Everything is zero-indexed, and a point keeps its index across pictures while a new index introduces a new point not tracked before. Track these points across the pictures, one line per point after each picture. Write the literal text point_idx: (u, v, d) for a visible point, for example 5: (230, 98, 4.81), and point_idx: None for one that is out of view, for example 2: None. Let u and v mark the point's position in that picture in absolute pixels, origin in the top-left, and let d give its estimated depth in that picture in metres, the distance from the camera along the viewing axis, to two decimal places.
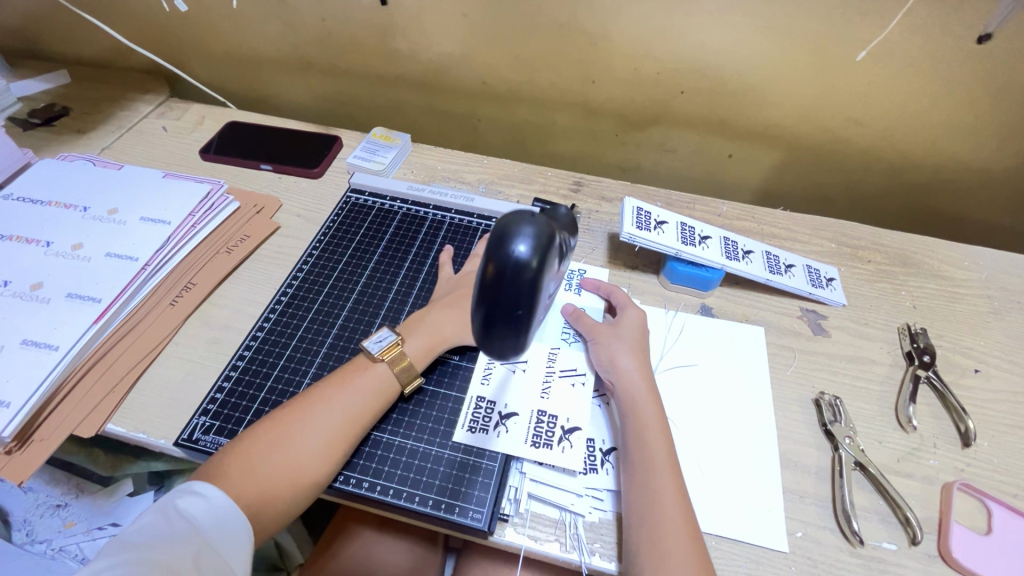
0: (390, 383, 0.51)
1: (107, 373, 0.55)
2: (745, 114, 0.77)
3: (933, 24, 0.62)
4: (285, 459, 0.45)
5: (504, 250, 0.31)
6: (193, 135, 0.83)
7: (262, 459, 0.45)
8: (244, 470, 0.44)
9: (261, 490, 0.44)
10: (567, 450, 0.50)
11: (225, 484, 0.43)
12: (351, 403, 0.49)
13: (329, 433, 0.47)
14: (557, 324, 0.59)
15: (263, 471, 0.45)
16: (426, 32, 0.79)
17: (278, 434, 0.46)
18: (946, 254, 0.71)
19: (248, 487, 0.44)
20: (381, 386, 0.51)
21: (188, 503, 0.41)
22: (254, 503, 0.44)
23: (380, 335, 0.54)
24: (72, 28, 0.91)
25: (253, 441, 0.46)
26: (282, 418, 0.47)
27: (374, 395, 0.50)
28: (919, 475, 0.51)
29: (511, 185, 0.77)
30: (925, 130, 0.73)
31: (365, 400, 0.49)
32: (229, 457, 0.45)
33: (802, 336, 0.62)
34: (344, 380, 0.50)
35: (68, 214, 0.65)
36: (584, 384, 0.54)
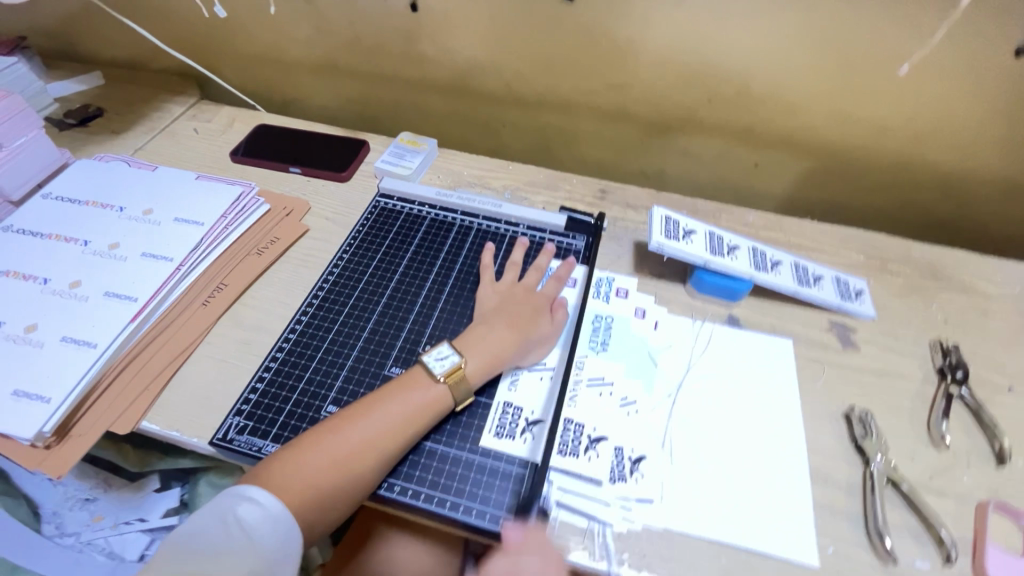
0: (445, 401, 0.51)
1: (142, 372, 0.56)
2: (773, 123, 0.77)
3: (970, 33, 0.62)
4: (340, 470, 0.45)
5: None
6: (224, 137, 0.85)
7: (315, 472, 0.45)
8: (299, 479, 0.44)
9: (315, 500, 0.44)
10: (593, 460, 0.51)
11: (280, 492, 0.44)
12: (403, 416, 0.49)
13: (382, 448, 0.47)
14: (585, 332, 0.60)
15: (317, 484, 0.45)
16: (456, 38, 0.80)
17: (330, 444, 0.46)
18: (977, 268, 0.70)
19: (303, 497, 0.44)
20: (434, 400, 0.50)
21: (246, 512, 0.42)
22: (307, 513, 0.44)
23: (441, 352, 0.53)
24: (109, 31, 0.94)
25: (308, 448, 0.46)
26: (336, 427, 0.48)
27: (428, 411, 0.50)
28: (952, 494, 0.51)
29: (537, 191, 0.77)
30: (956, 142, 0.73)
31: (418, 414, 0.49)
32: (281, 465, 0.45)
33: (831, 349, 0.62)
34: (398, 392, 0.50)
35: (105, 214, 0.66)
36: (612, 393, 0.55)
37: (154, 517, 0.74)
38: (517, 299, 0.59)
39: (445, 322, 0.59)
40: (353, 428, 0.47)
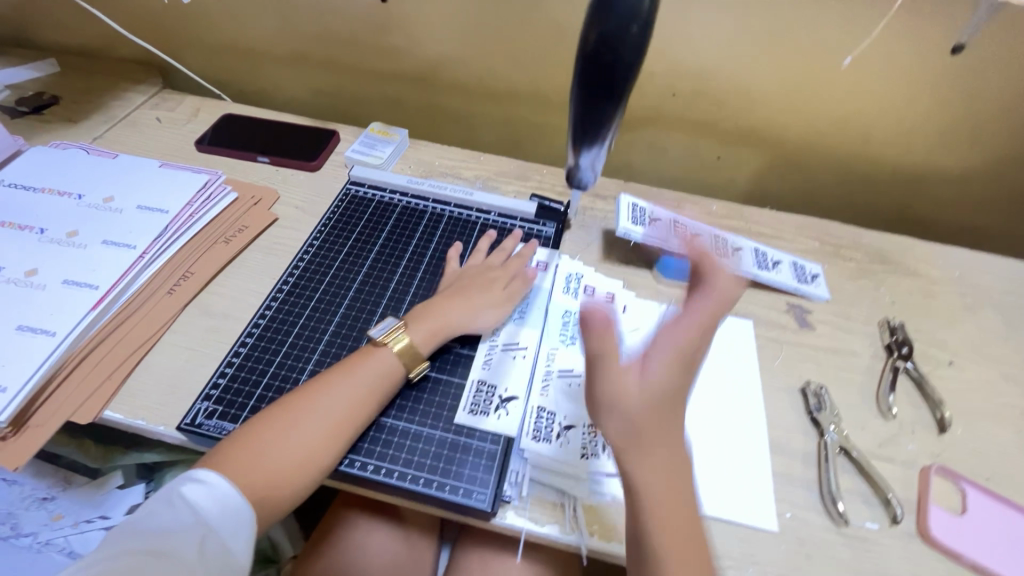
0: (395, 371, 0.52)
1: (104, 361, 0.54)
2: (734, 117, 0.80)
3: (910, 33, 0.66)
4: (291, 443, 0.46)
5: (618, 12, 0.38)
6: (187, 126, 0.83)
7: (268, 449, 0.45)
8: (253, 454, 0.45)
9: (266, 474, 0.44)
10: (566, 446, 0.50)
11: (233, 469, 0.44)
12: (356, 388, 0.49)
13: (333, 415, 0.48)
14: (557, 324, 0.60)
15: (270, 459, 0.45)
16: (426, 29, 0.80)
17: (283, 419, 0.47)
18: (921, 253, 0.75)
19: (257, 474, 0.44)
20: (387, 372, 0.51)
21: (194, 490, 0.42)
22: (262, 485, 0.44)
23: (385, 322, 0.55)
24: (64, 17, 0.90)
25: (263, 425, 0.47)
26: (289, 402, 0.48)
27: (381, 381, 0.51)
28: (899, 460, 0.54)
29: (508, 181, 0.78)
30: (902, 135, 0.77)
31: (370, 387, 0.50)
32: (234, 446, 0.45)
33: (788, 329, 0.65)
34: (349, 366, 0.51)
35: (62, 201, 0.64)
36: (581, 383, 0.54)
37: (118, 514, 0.70)
38: (469, 275, 0.61)
39: (417, 308, 0.60)
40: (306, 403, 0.48)
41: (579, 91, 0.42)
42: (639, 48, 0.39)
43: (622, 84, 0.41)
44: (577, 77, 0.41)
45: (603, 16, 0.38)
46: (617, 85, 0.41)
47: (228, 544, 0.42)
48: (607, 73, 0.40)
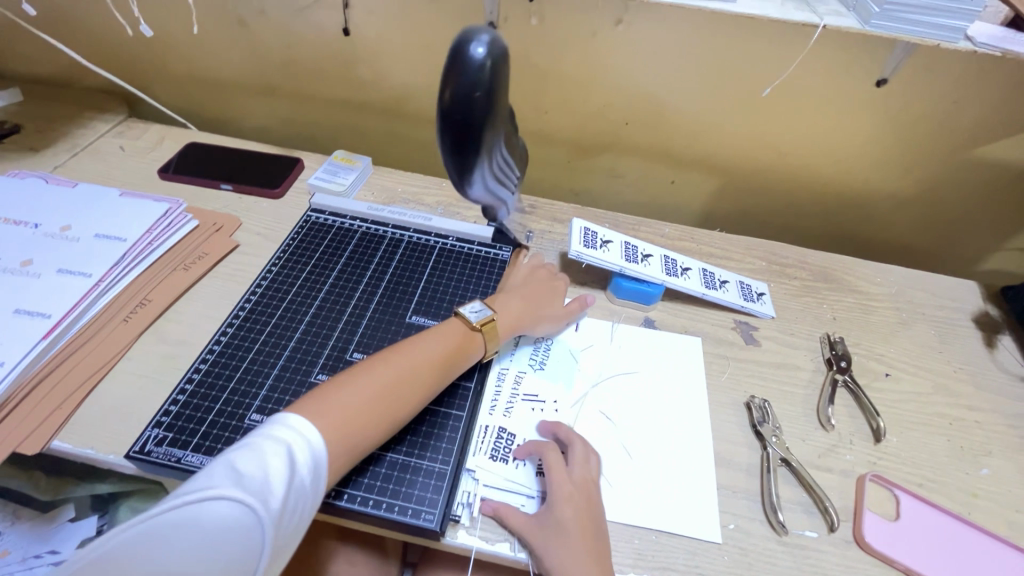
0: (478, 347, 0.57)
1: (55, 390, 0.54)
2: (683, 144, 0.85)
3: (837, 69, 0.71)
4: (379, 403, 0.48)
5: (471, 57, 0.42)
6: (151, 155, 0.84)
7: (371, 397, 0.48)
8: (357, 401, 0.47)
9: (354, 428, 0.46)
10: (521, 467, 0.53)
11: (330, 419, 0.45)
12: (445, 353, 0.54)
13: (425, 375, 0.52)
14: (527, 350, 0.63)
15: (374, 406, 0.48)
16: (388, 62, 0.83)
17: (383, 372, 0.50)
18: (860, 271, 0.79)
19: (361, 418, 0.47)
20: (470, 346, 0.56)
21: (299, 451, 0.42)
22: (365, 430, 0.47)
23: (474, 306, 0.59)
24: (29, 47, 0.91)
25: (352, 380, 0.49)
26: (387, 358, 0.52)
27: (465, 354, 0.56)
28: (837, 469, 0.57)
29: (468, 207, 0.81)
30: (839, 161, 0.82)
31: (452, 364, 0.54)
32: (334, 393, 0.47)
33: (735, 345, 0.67)
34: (444, 337, 0.55)
35: (18, 230, 0.64)
36: (543, 409, 0.58)
37: (69, 548, 0.68)
38: (539, 280, 0.65)
39: (373, 331, 0.61)
40: (398, 369, 0.51)
41: (445, 145, 0.47)
42: (489, 109, 0.44)
43: (479, 136, 0.45)
44: (440, 135, 0.46)
45: (452, 82, 0.42)
46: (474, 139, 0.45)
47: (302, 517, 0.41)
48: (464, 128, 0.45)
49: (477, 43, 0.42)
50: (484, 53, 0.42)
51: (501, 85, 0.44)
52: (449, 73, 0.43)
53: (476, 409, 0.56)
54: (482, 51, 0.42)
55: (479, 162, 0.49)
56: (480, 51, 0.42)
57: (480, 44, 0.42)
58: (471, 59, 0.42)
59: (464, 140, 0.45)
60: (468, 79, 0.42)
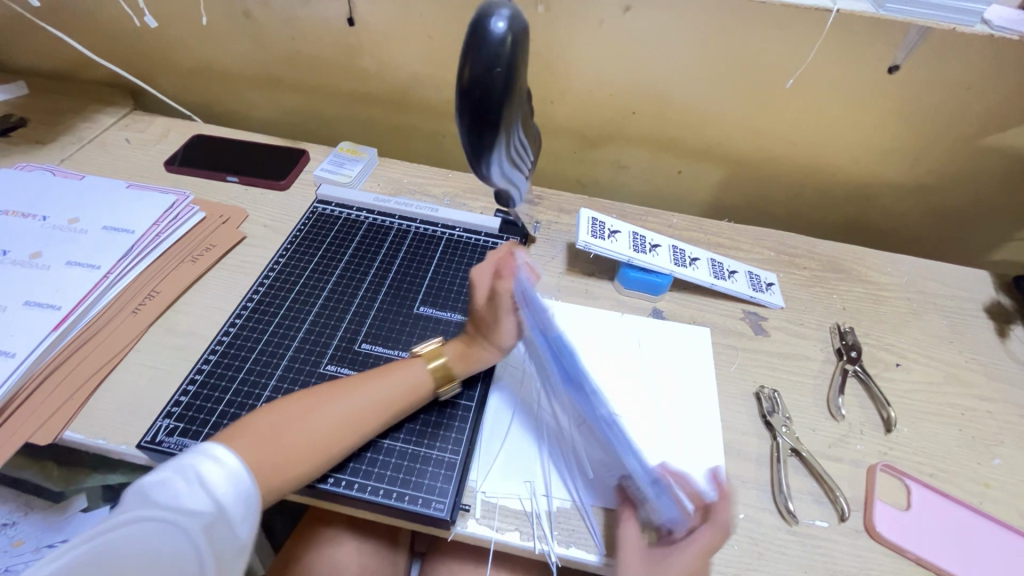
0: (423, 384, 0.52)
1: (66, 381, 0.54)
2: (691, 134, 0.84)
3: (848, 56, 0.70)
4: (310, 436, 0.46)
5: (493, 32, 0.40)
6: (157, 147, 0.84)
7: (288, 431, 0.45)
8: (271, 434, 0.45)
9: (277, 458, 0.44)
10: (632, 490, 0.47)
11: (250, 447, 0.43)
12: (388, 390, 0.50)
13: (356, 412, 0.48)
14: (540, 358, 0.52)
15: (288, 441, 0.45)
16: (392, 51, 0.83)
17: (313, 408, 0.47)
18: (870, 261, 0.78)
19: (270, 451, 0.44)
20: (419, 384, 0.52)
21: (211, 470, 0.38)
22: (272, 464, 0.43)
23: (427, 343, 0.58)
24: (34, 40, 0.91)
25: (275, 411, 0.47)
26: (328, 394, 0.49)
27: (411, 394, 0.51)
28: (847, 459, 0.56)
29: (475, 198, 0.80)
30: (848, 149, 0.81)
31: (397, 399, 0.50)
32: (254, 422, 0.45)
33: (744, 336, 0.67)
34: (390, 372, 0.52)
35: (27, 223, 0.64)
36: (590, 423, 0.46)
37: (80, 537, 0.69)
38: None
39: (381, 323, 0.61)
40: (332, 403, 0.48)
41: (463, 125, 0.44)
42: (509, 85, 0.42)
43: (501, 114, 0.43)
44: (459, 115, 0.43)
45: (472, 59, 0.41)
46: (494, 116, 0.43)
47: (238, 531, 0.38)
48: (485, 109, 0.43)
49: (498, 17, 0.40)
50: (505, 27, 0.41)
51: (520, 60, 0.42)
52: (469, 50, 0.41)
53: (484, 400, 0.56)
54: (503, 25, 0.40)
55: (497, 146, 0.46)
56: (499, 24, 0.40)
57: (501, 18, 0.40)
58: (493, 33, 0.40)
59: (485, 119, 0.43)
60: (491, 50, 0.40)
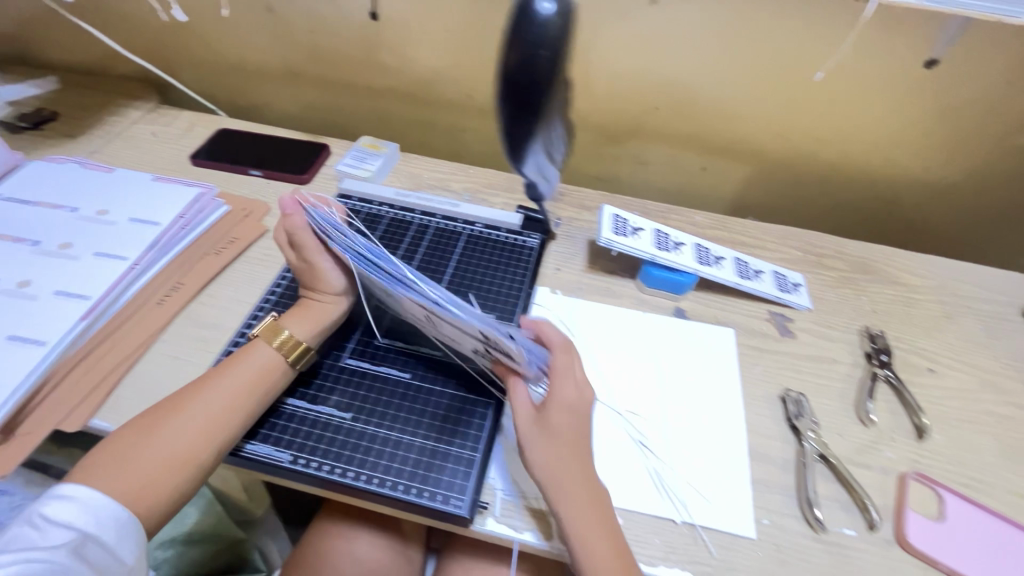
0: (280, 372, 0.51)
1: (93, 370, 0.55)
2: (716, 130, 0.82)
3: (883, 49, 0.68)
4: (165, 447, 0.45)
5: (538, 14, 0.45)
6: (182, 141, 0.85)
7: (142, 454, 0.44)
8: (127, 465, 0.43)
9: (136, 479, 0.43)
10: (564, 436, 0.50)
11: (103, 479, 0.42)
12: (218, 393, 0.48)
13: (210, 417, 0.47)
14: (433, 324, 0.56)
15: (143, 464, 0.44)
16: (413, 45, 0.82)
17: (166, 424, 0.46)
18: (902, 262, 0.76)
19: (132, 478, 0.43)
20: (270, 364, 0.51)
21: (60, 510, 0.40)
22: (140, 492, 0.43)
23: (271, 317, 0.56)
24: (66, 36, 0.93)
25: (128, 436, 0.45)
26: (185, 402, 0.47)
27: (263, 384, 0.50)
28: (877, 466, 0.55)
29: (494, 194, 0.80)
30: (881, 146, 0.79)
31: (250, 383, 0.49)
32: (109, 453, 0.44)
33: (769, 337, 0.65)
34: (222, 370, 0.50)
35: (57, 214, 0.66)
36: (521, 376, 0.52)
37: None
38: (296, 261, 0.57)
39: None
40: (183, 410, 0.47)
41: (508, 104, 0.50)
42: (554, 67, 0.47)
43: (543, 94, 0.49)
44: (506, 93, 0.49)
45: (519, 43, 0.46)
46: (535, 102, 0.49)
47: (113, 548, 0.40)
48: (529, 89, 0.48)
49: (543, 0, 0.45)
50: (549, 9, 0.45)
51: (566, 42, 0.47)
52: (517, 34, 0.46)
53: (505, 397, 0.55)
54: (550, 7, 0.45)
55: (538, 131, 0.53)
56: (547, 6, 0.45)
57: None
58: (539, 16, 0.45)
59: (527, 102, 0.49)
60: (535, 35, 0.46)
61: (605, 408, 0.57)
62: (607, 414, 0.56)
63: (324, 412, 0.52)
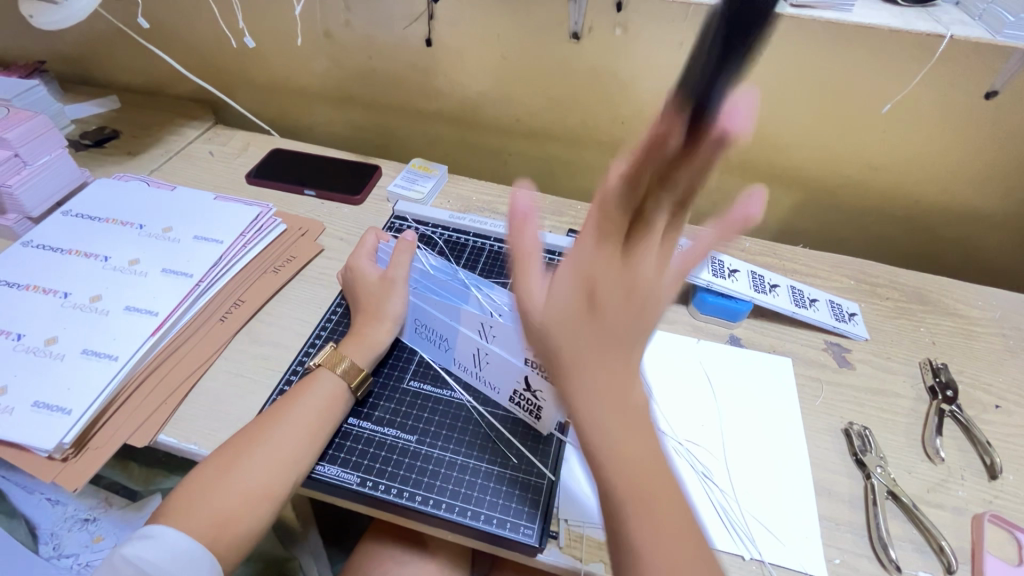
0: (343, 398, 0.52)
1: (160, 385, 0.56)
2: (766, 157, 0.82)
3: (943, 80, 0.68)
4: (239, 485, 0.45)
5: None
6: (238, 160, 0.87)
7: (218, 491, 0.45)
8: (206, 503, 0.44)
9: (214, 517, 0.44)
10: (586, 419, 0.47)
11: (187, 519, 0.44)
12: (287, 425, 0.49)
13: (279, 451, 0.47)
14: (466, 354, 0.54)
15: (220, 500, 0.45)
16: (466, 71, 0.84)
17: (237, 459, 0.46)
18: (960, 294, 0.75)
19: (212, 516, 0.44)
20: (334, 392, 0.52)
21: (140, 548, 0.42)
22: (221, 529, 0.44)
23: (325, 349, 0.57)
24: (129, 57, 0.97)
25: (204, 473, 0.46)
26: (253, 436, 0.48)
27: (329, 412, 0.51)
28: (949, 506, 0.53)
29: (543, 217, 0.81)
30: (937, 176, 0.78)
31: (317, 414, 0.50)
32: (187, 493, 0.45)
33: (828, 368, 0.64)
34: (290, 401, 0.50)
35: (125, 231, 0.68)
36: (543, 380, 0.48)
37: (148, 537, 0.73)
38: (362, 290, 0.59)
39: None
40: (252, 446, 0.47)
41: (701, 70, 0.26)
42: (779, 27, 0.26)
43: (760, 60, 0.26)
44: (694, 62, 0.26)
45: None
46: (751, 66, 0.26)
47: None
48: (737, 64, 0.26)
49: None
50: None
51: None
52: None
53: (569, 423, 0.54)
54: None
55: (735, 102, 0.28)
56: None
57: None
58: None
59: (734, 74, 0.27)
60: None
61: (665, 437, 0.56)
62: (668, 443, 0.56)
63: (390, 434, 0.52)
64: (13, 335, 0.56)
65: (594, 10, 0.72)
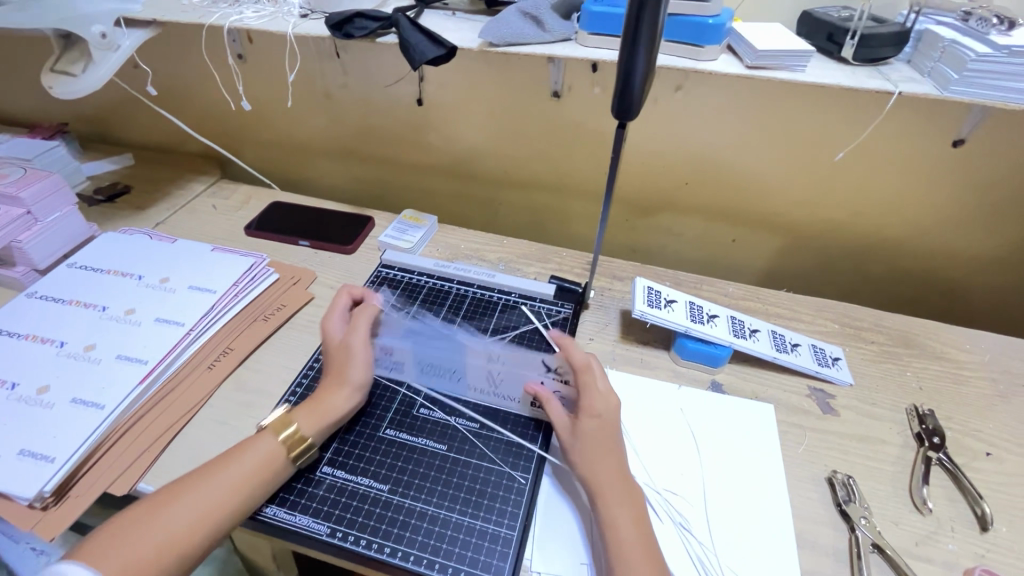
0: (285, 460, 0.51)
1: (144, 433, 0.57)
2: (745, 204, 0.84)
3: (911, 131, 0.71)
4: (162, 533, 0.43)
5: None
6: (240, 212, 0.92)
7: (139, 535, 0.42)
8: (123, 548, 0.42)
9: (122, 560, 0.41)
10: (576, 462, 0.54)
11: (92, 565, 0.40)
12: (229, 478, 0.47)
13: (214, 503, 0.46)
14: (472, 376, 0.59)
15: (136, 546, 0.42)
16: (455, 127, 0.89)
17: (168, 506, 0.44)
18: (946, 337, 0.74)
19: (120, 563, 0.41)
20: (274, 456, 0.50)
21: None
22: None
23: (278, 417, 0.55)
24: (145, 119, 1.04)
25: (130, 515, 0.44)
26: (190, 483, 0.46)
27: (271, 470, 0.49)
28: (938, 560, 0.51)
29: (529, 264, 0.83)
30: (915, 220, 0.79)
31: (259, 472, 0.49)
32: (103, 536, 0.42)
33: (811, 414, 0.64)
34: (237, 453, 0.49)
35: (124, 281, 0.71)
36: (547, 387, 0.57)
37: None
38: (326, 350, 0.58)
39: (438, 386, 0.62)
40: (186, 491, 0.46)
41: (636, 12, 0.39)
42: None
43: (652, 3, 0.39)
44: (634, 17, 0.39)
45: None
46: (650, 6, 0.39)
47: None
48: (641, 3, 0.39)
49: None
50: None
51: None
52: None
53: (542, 473, 0.54)
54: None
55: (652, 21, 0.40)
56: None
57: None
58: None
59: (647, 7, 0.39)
60: (633, 5, 0.40)
61: (642, 486, 0.55)
62: (646, 493, 0.55)
63: (362, 483, 0.52)
64: (7, 384, 0.58)
65: (572, 71, 0.77)
